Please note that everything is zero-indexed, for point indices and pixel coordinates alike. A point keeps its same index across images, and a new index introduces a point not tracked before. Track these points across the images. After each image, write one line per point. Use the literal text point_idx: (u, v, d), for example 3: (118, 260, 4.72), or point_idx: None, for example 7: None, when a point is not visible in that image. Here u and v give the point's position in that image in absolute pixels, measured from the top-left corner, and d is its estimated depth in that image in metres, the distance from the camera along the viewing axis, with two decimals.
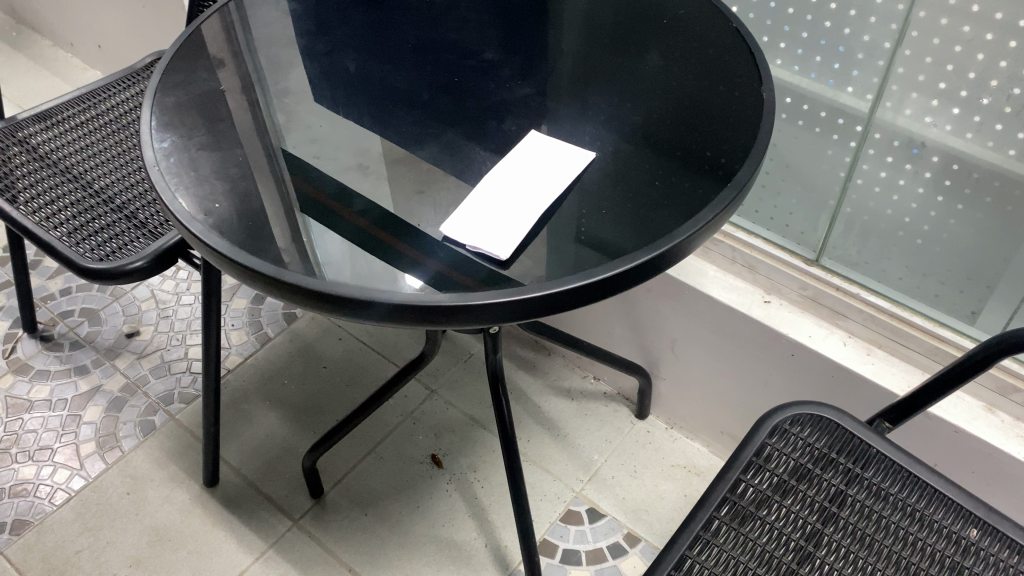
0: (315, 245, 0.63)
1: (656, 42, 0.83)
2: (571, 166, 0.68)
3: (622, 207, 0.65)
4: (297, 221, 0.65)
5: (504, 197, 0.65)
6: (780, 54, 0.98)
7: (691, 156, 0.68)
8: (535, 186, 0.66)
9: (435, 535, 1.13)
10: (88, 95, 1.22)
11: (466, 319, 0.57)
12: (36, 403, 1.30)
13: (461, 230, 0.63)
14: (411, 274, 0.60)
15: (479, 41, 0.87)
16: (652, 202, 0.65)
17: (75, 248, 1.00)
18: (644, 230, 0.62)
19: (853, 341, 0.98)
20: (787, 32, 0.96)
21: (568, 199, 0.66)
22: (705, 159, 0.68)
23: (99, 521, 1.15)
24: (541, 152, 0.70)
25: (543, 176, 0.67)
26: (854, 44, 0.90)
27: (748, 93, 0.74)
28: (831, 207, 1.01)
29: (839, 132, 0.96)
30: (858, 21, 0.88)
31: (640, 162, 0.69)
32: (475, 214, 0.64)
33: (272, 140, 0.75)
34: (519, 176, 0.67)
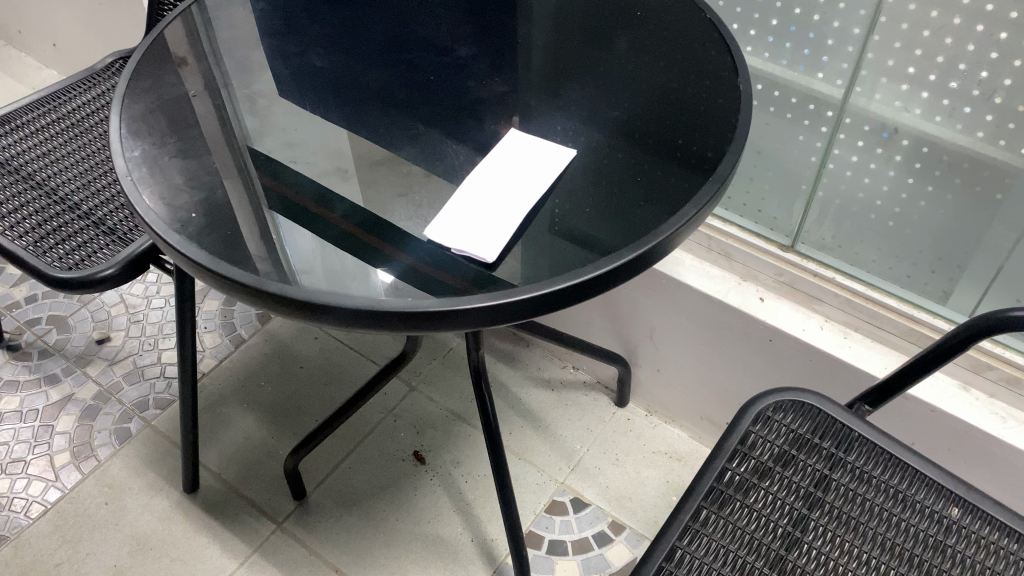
0: (292, 249, 0.62)
1: (630, 34, 0.83)
2: (553, 163, 0.68)
3: (604, 202, 0.65)
4: (273, 226, 0.64)
5: (488, 196, 0.64)
6: (751, 41, 0.98)
7: (670, 147, 0.68)
8: (518, 185, 0.65)
9: (420, 532, 1.13)
10: (48, 99, 1.18)
11: (455, 323, 0.56)
12: (6, 414, 1.27)
13: (445, 233, 0.62)
14: (399, 279, 0.59)
15: (453, 37, 0.86)
16: (633, 197, 0.65)
17: (43, 257, 0.98)
18: (628, 226, 0.62)
19: (830, 325, 0.99)
20: (758, 20, 0.96)
21: (551, 197, 0.65)
22: (684, 151, 0.68)
23: (78, 533, 1.13)
24: (521, 149, 0.69)
25: (526, 174, 0.67)
26: (825, 31, 0.90)
27: (722, 81, 0.74)
28: (806, 192, 1.01)
29: (811, 117, 0.96)
30: (830, 8, 0.88)
31: (621, 156, 0.69)
32: (458, 216, 0.63)
33: (247, 147, 0.73)
34: (502, 174, 0.66)
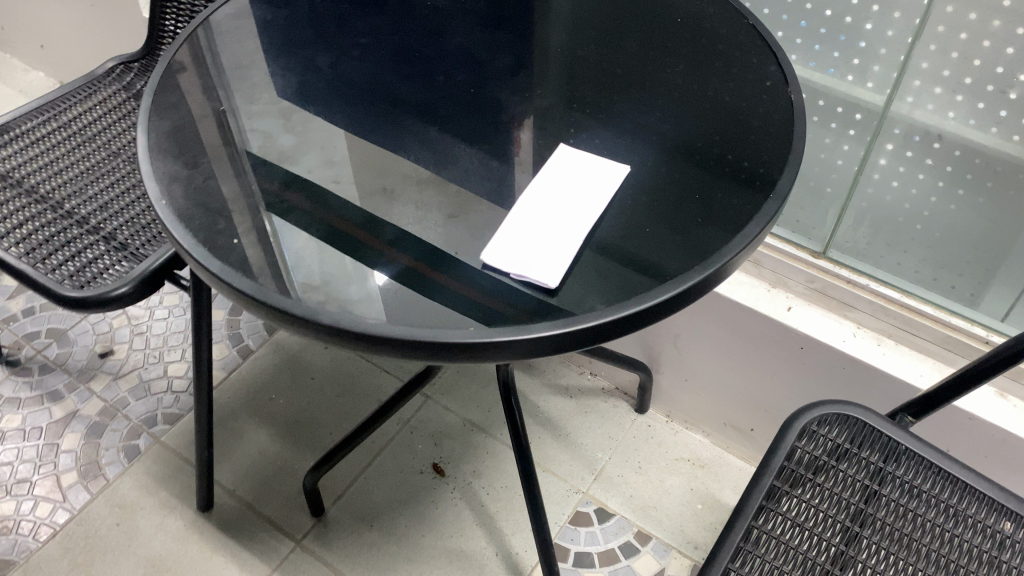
0: (342, 279, 0.59)
1: (675, 46, 0.82)
2: (606, 181, 0.66)
3: (662, 222, 0.63)
4: (319, 254, 0.62)
5: (545, 219, 0.62)
6: (794, 49, 0.97)
7: (725, 166, 0.67)
8: (575, 204, 0.63)
9: (443, 547, 1.11)
10: (47, 106, 1.14)
11: (519, 353, 0.54)
12: (9, 433, 1.24)
13: (503, 258, 0.59)
14: (457, 309, 0.57)
15: (488, 49, 0.83)
16: (691, 217, 0.63)
17: (51, 275, 0.94)
18: (690, 247, 0.60)
19: (864, 332, 0.97)
20: (803, 28, 0.95)
21: (607, 217, 0.63)
22: (742, 168, 0.66)
23: (89, 556, 1.10)
24: (573, 164, 0.67)
25: (581, 193, 0.65)
26: (874, 40, 0.89)
27: (775, 96, 0.73)
28: (842, 200, 1.01)
29: (855, 127, 0.96)
30: (880, 16, 0.87)
31: (674, 174, 0.67)
32: (515, 239, 0.61)
33: (284, 169, 0.71)
34: (556, 193, 0.64)
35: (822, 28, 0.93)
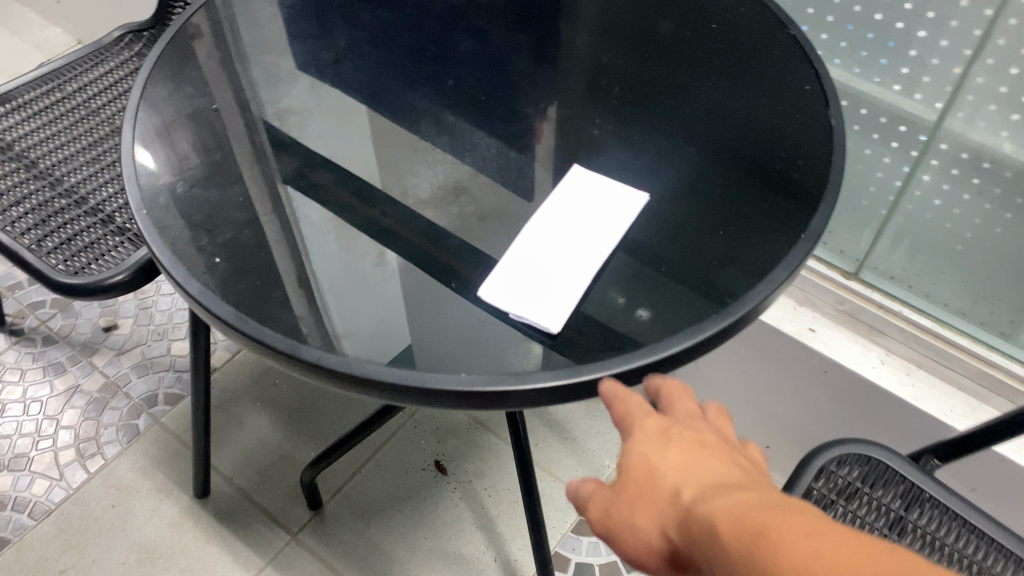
0: (371, 312, 0.58)
1: (708, 61, 0.80)
2: (621, 214, 0.62)
3: (683, 262, 0.61)
4: (359, 286, 0.62)
5: (550, 255, 0.59)
6: (839, 53, 0.91)
7: (755, 201, 0.65)
8: (587, 239, 0.60)
9: (441, 549, 1.08)
10: (51, 75, 1.11)
11: (513, 403, 0.50)
12: (10, 405, 1.22)
13: (502, 296, 0.57)
14: (466, 351, 0.54)
15: (501, 57, 0.82)
16: (714, 257, 0.61)
17: (46, 258, 0.91)
18: (710, 291, 0.57)
19: (892, 359, 0.91)
20: (850, 32, 0.88)
21: (630, 253, 0.62)
22: (777, 211, 0.63)
23: (83, 538, 1.08)
24: (585, 188, 0.64)
25: (595, 227, 0.62)
26: (927, 49, 0.83)
27: (808, 123, 0.71)
28: (881, 218, 0.96)
29: (900, 139, 0.90)
30: (936, 24, 0.81)
31: (703, 208, 0.66)
32: (516, 275, 0.58)
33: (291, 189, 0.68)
34: (567, 224, 0.61)
35: (870, 34, 0.87)
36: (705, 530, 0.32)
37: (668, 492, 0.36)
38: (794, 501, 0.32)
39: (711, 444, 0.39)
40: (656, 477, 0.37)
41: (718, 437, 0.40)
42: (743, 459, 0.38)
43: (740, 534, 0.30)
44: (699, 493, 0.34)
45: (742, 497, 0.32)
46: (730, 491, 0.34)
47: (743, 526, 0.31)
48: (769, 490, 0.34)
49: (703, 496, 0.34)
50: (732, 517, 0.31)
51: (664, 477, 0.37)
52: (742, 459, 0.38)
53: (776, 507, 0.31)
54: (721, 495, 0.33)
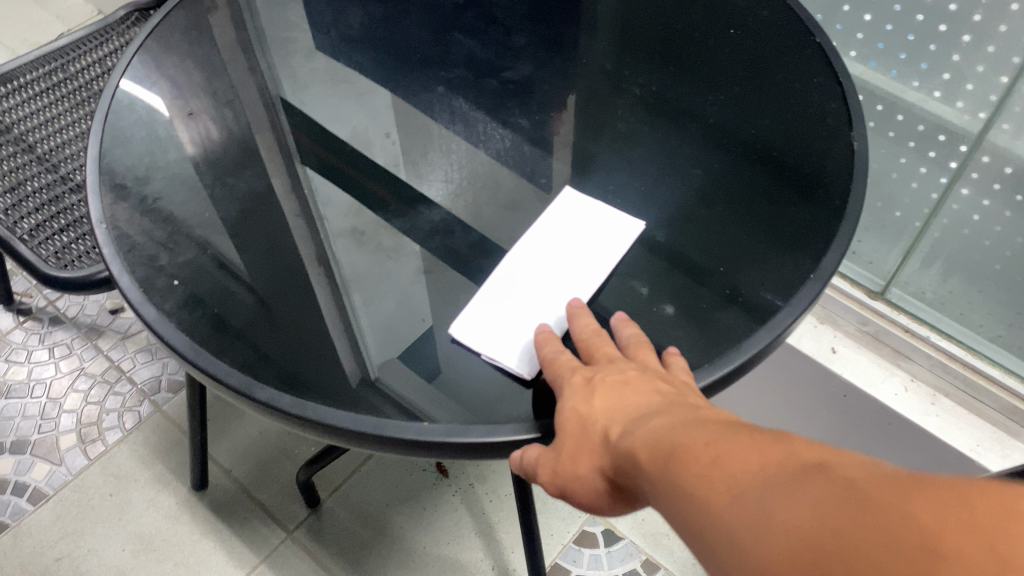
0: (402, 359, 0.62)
1: (731, 79, 0.79)
2: (612, 245, 0.65)
3: (687, 306, 0.63)
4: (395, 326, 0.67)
5: (526, 293, 0.60)
6: (877, 55, 0.84)
7: (761, 239, 0.66)
8: (573, 264, 0.62)
9: (439, 555, 1.05)
10: (55, 54, 1.07)
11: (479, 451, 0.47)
12: (15, 386, 1.22)
13: (478, 337, 0.57)
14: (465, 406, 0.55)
15: (509, 73, 0.84)
16: (718, 300, 0.63)
17: (37, 250, 0.89)
18: (714, 338, 0.59)
19: (916, 386, 0.86)
20: (889, 32, 0.82)
21: (637, 297, 0.63)
22: (784, 251, 0.65)
23: (80, 526, 1.07)
24: (574, 212, 0.67)
25: (582, 250, 0.64)
26: (972, 54, 0.76)
27: (824, 152, 0.71)
28: (918, 230, 0.89)
29: (939, 149, 0.84)
30: (984, 28, 0.74)
31: (714, 243, 0.67)
32: (492, 316, 0.58)
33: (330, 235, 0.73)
34: (551, 250, 0.64)
35: (910, 35, 0.80)
36: (632, 461, 0.39)
37: (600, 435, 0.42)
38: (696, 421, 0.38)
39: (630, 378, 0.45)
40: (588, 427, 0.43)
41: (636, 370, 0.46)
42: (661, 383, 0.45)
43: (656, 457, 0.37)
44: (622, 432, 0.41)
45: (655, 427, 0.39)
46: (647, 422, 0.40)
47: (658, 451, 0.37)
48: (679, 413, 0.40)
49: (625, 433, 0.40)
50: (648, 448, 0.38)
51: (594, 422, 0.43)
52: (660, 382, 0.45)
53: (682, 431, 0.37)
54: (639, 430, 0.40)
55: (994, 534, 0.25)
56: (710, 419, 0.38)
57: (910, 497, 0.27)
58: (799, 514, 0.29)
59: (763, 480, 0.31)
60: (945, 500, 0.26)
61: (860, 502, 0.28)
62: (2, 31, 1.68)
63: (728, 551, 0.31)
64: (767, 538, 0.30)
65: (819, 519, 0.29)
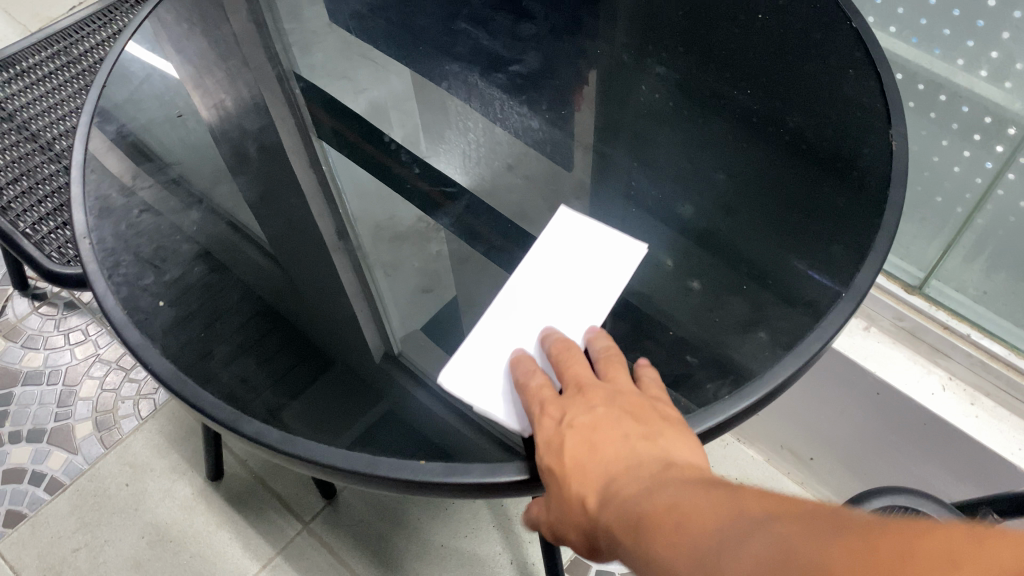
0: (421, 361, 0.60)
1: (762, 66, 0.74)
2: (620, 264, 0.60)
3: (706, 323, 0.59)
4: (413, 317, 0.64)
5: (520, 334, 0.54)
6: (921, 31, 0.80)
7: (791, 245, 0.63)
8: (576, 286, 0.57)
9: (456, 548, 1.03)
10: (57, 36, 1.03)
11: (464, 489, 0.47)
12: (31, 373, 1.21)
13: (464, 386, 0.52)
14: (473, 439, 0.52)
15: (525, 60, 0.79)
16: (743, 318, 0.59)
17: (39, 245, 0.86)
18: (740, 358, 0.56)
19: (954, 385, 0.81)
20: (934, 8, 0.78)
21: (662, 311, 0.60)
22: (814, 258, 0.61)
23: (96, 516, 1.06)
24: (573, 232, 0.62)
25: (585, 271, 0.59)
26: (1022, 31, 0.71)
27: (863, 144, 0.65)
28: (960, 216, 0.85)
29: (983, 132, 0.79)
30: None
31: (742, 250, 0.64)
32: (480, 362, 0.53)
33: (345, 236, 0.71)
34: (549, 273, 0.59)
35: (956, 9, 0.76)
36: (608, 531, 0.38)
37: (580, 504, 0.41)
38: (663, 486, 0.37)
39: (599, 422, 0.44)
40: (568, 495, 0.42)
41: (604, 405, 0.45)
42: (632, 423, 0.44)
43: (627, 530, 0.36)
44: (596, 494, 0.40)
45: (628, 493, 0.38)
46: (620, 492, 0.39)
47: (631, 521, 0.37)
48: (650, 472, 0.39)
49: (600, 500, 0.40)
50: (623, 523, 0.37)
51: (573, 486, 0.42)
52: (631, 422, 0.44)
53: (652, 500, 0.36)
54: (614, 502, 0.39)
55: None
56: (680, 479, 0.38)
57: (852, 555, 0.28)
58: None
59: (728, 542, 0.31)
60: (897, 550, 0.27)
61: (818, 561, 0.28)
62: (15, 8, 1.65)
63: None
64: None
65: None
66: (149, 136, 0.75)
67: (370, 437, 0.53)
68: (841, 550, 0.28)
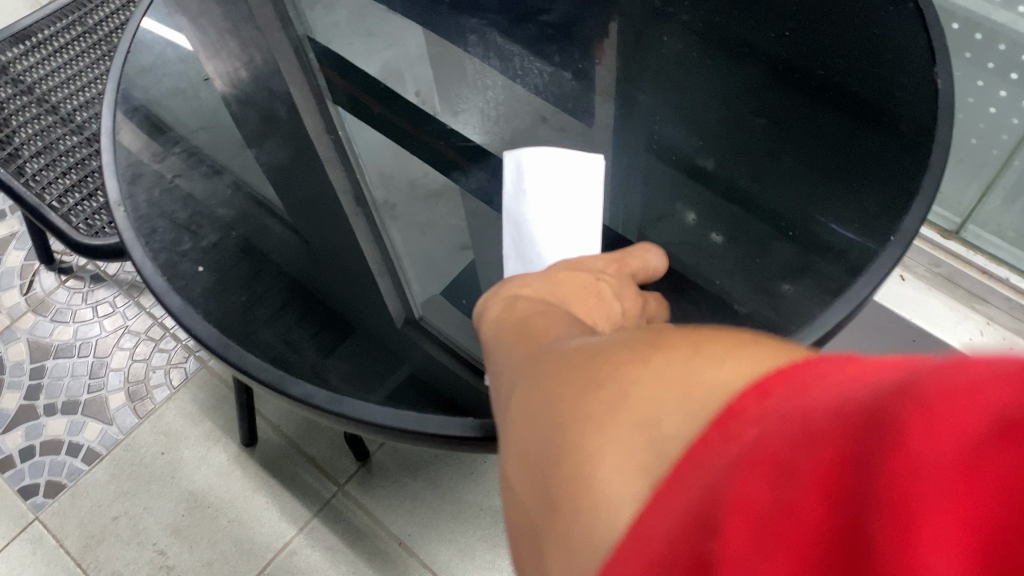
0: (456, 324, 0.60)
1: (791, 9, 0.72)
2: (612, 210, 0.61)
3: (746, 274, 0.59)
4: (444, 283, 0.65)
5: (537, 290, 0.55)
6: None
7: (830, 190, 0.61)
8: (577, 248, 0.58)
9: (492, 506, 1.04)
10: (70, 6, 1.02)
11: None
12: (62, 346, 1.22)
13: None
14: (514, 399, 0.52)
15: (551, 10, 0.77)
16: (785, 269, 0.58)
17: (66, 217, 0.86)
18: (782, 311, 0.55)
19: (993, 329, 0.82)
20: None
21: (697, 266, 0.60)
22: (853, 203, 0.59)
23: (134, 484, 1.08)
24: (553, 195, 0.62)
25: (576, 226, 0.59)
26: None
27: (900, 84, 0.64)
28: (997, 159, 0.83)
29: (1020, 70, 0.76)
30: None
31: (778, 200, 0.62)
32: None
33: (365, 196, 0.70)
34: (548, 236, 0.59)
35: None
36: (496, 349, 0.41)
37: (510, 309, 0.44)
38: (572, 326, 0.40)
39: (586, 305, 0.45)
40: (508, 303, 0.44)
41: (604, 306, 0.46)
42: (570, 296, 0.45)
43: (528, 341, 0.39)
44: (500, 321, 0.43)
45: (527, 321, 0.41)
46: (539, 317, 0.42)
47: (518, 342, 0.40)
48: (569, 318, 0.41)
49: (502, 322, 0.43)
50: (529, 336, 0.40)
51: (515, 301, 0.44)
52: (571, 302, 0.45)
53: (559, 330, 0.39)
54: (531, 320, 0.41)
55: (727, 362, 0.26)
56: (574, 326, 0.40)
57: (677, 346, 0.29)
58: (579, 370, 0.31)
59: (570, 351, 0.34)
60: (698, 347, 0.29)
61: (626, 355, 0.30)
62: None
63: (531, 391, 0.33)
64: (562, 377, 0.32)
65: (599, 362, 0.31)
66: (171, 103, 0.75)
67: (411, 398, 0.53)
68: (652, 344, 0.30)
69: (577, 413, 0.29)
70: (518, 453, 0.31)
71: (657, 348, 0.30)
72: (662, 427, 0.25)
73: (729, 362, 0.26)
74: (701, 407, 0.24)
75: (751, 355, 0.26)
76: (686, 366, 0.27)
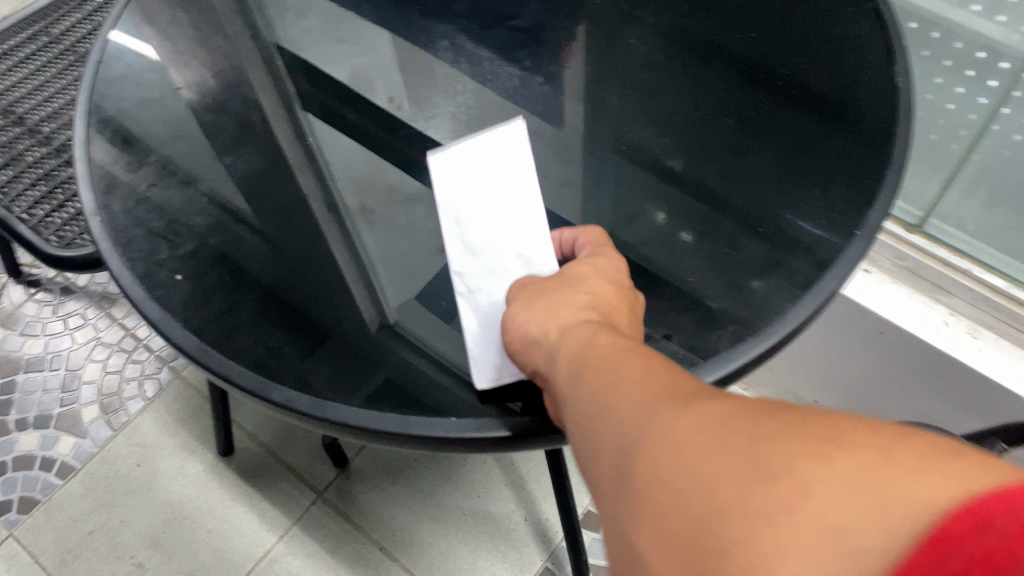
0: (432, 327, 0.60)
1: (755, 11, 0.74)
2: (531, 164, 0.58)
3: (717, 270, 0.60)
4: (420, 283, 0.64)
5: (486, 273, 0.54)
6: None
7: (798, 184, 0.63)
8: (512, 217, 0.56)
9: (472, 508, 1.05)
10: (37, 17, 1.02)
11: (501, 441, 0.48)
12: (33, 360, 1.21)
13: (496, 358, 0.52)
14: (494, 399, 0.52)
15: (521, 16, 0.79)
16: (756, 264, 0.59)
17: (37, 229, 0.85)
18: (752, 306, 0.56)
19: (957, 319, 0.84)
20: None
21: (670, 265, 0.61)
22: (820, 198, 0.61)
23: (111, 497, 1.07)
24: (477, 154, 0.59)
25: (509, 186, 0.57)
26: None
27: (862, 83, 0.66)
28: None
29: None
30: None
31: (747, 195, 0.63)
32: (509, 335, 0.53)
33: (333, 201, 0.70)
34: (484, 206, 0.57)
35: None
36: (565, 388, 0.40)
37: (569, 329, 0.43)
38: (641, 358, 0.39)
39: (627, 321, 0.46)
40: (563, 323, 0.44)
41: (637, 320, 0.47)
42: (622, 319, 0.46)
43: (603, 381, 0.38)
44: (571, 350, 0.42)
45: (601, 351, 0.40)
46: (602, 346, 0.41)
47: (600, 374, 0.38)
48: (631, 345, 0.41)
49: (561, 350, 0.43)
50: (603, 373, 0.38)
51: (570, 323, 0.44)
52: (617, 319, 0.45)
53: (633, 367, 0.38)
54: (595, 351, 0.40)
55: (898, 461, 0.26)
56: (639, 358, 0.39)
57: (824, 433, 0.29)
58: (712, 449, 0.30)
59: (678, 415, 0.33)
60: (849, 436, 0.28)
61: (770, 439, 0.29)
62: None
63: (652, 462, 0.32)
64: (690, 452, 0.30)
65: (736, 445, 0.30)
66: (143, 112, 0.74)
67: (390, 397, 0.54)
68: (806, 430, 0.29)
69: (736, 504, 0.28)
70: (646, 532, 0.30)
71: (802, 435, 0.29)
72: (859, 543, 0.25)
73: (905, 463, 0.26)
74: (903, 527, 0.24)
75: (917, 453, 0.26)
76: (849, 462, 0.27)
